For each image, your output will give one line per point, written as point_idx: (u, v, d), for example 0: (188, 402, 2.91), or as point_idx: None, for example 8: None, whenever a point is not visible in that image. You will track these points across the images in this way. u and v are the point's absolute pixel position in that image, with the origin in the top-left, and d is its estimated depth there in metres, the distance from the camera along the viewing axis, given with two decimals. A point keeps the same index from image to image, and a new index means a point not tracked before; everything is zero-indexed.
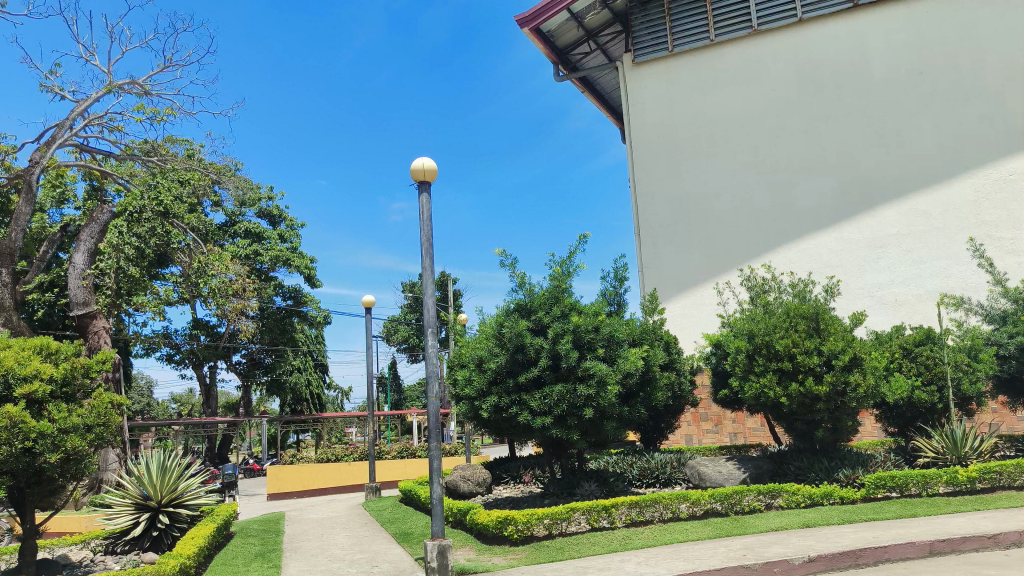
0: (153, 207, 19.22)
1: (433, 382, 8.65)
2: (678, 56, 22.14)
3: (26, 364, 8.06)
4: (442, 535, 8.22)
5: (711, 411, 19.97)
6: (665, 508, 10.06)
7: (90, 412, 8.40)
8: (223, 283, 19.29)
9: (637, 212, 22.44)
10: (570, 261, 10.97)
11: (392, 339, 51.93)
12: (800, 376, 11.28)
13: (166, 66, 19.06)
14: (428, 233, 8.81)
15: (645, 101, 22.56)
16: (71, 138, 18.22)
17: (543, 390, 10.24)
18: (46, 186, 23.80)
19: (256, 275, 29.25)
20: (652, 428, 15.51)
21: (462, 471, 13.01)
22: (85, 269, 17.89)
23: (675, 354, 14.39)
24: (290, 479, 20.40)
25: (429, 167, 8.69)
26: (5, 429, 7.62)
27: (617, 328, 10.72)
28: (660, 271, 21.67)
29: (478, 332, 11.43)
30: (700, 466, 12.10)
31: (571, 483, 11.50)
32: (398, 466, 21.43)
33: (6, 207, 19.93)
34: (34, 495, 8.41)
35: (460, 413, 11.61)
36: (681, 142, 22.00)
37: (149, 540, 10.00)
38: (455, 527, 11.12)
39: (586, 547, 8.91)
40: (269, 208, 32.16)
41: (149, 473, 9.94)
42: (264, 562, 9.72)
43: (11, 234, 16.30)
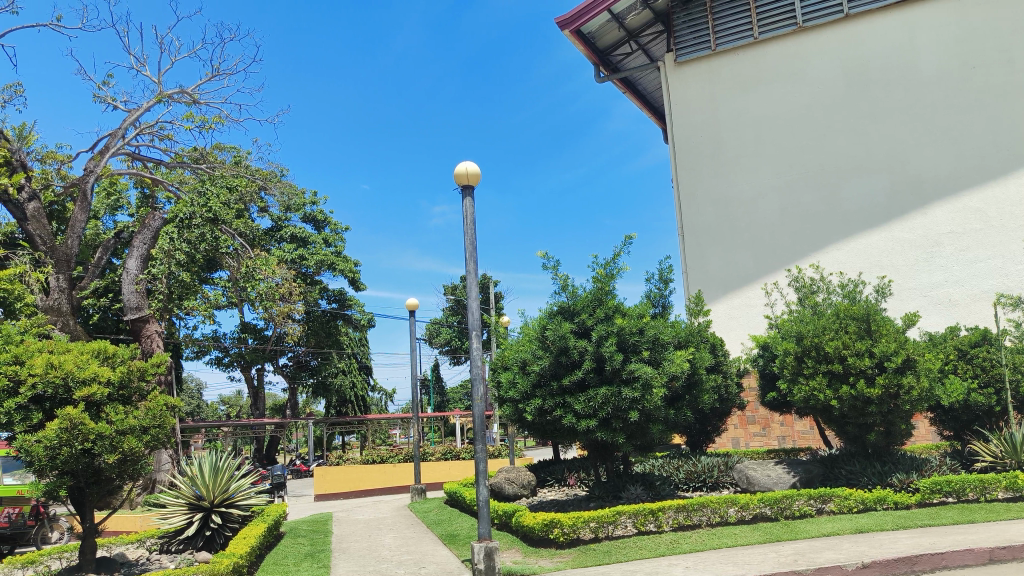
0: (202, 214, 19.18)
1: (478, 385, 8.68)
2: (721, 55, 21.90)
3: (86, 367, 8.32)
4: (488, 537, 8.26)
5: (758, 414, 19.67)
6: (713, 512, 9.96)
7: (145, 414, 8.62)
8: (270, 287, 19.65)
9: (681, 213, 22.26)
10: (613, 262, 10.94)
11: (434, 341, 52.25)
12: (851, 378, 11.07)
13: (214, 75, 19.50)
14: (472, 235, 8.86)
15: (688, 101, 22.37)
16: (123, 147, 18.74)
17: (588, 392, 10.22)
18: (100, 194, 24.54)
19: (301, 279, 29.70)
20: (699, 431, 15.38)
21: (507, 474, 12.98)
22: (138, 274, 18.44)
23: (722, 356, 14.23)
24: (335, 480, 20.64)
25: (472, 171, 8.77)
26: (65, 430, 7.90)
27: (662, 330, 10.62)
28: (705, 273, 21.48)
29: (521, 335, 11.46)
30: (748, 470, 12.00)
31: (617, 486, 11.49)
32: (442, 468, 21.56)
33: (63, 214, 20.60)
34: (93, 495, 8.65)
35: (505, 416, 11.64)
36: (725, 142, 21.75)
37: (202, 539, 10.22)
38: (501, 530, 11.18)
39: (634, 551, 8.87)
40: (314, 213, 32.64)
41: (202, 474, 10.16)
42: (313, 562, 9.87)
43: (68, 241, 16.83)
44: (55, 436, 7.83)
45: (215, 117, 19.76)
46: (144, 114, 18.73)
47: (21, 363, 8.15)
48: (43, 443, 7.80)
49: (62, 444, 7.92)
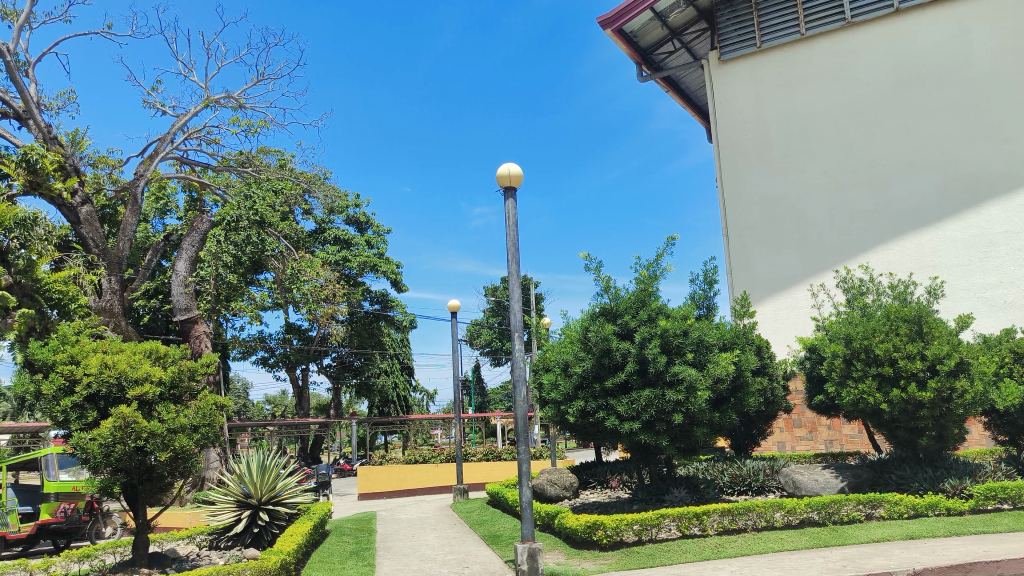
0: (249, 215, 19.71)
1: (519, 386, 8.69)
2: (766, 52, 21.62)
3: (138, 367, 8.53)
4: (532, 538, 8.26)
5: (805, 417, 19.33)
6: (759, 517, 9.82)
7: (195, 413, 8.82)
8: (315, 288, 19.95)
9: (726, 213, 22.02)
10: (656, 264, 10.88)
11: (475, 343, 52.46)
12: (901, 381, 10.83)
13: (259, 80, 19.85)
14: (514, 236, 8.88)
15: (732, 100, 22.15)
16: (172, 152, 19.17)
17: (631, 394, 10.16)
18: (150, 198, 25.14)
19: (345, 280, 30.04)
20: (743, 434, 15.19)
21: (549, 475, 12.97)
22: (186, 276, 18.87)
23: (767, 358, 14.01)
24: (378, 480, 20.85)
25: (514, 172, 8.79)
26: (119, 428, 8.14)
27: (707, 332, 10.52)
28: (751, 274, 21.22)
29: (563, 336, 11.44)
30: (795, 474, 11.80)
31: (660, 490, 11.43)
32: (484, 468, 21.62)
33: (115, 217, 21.10)
34: (146, 492, 8.87)
35: (547, 417, 11.63)
36: (770, 141, 21.46)
37: (250, 536, 10.41)
38: (543, 531, 11.17)
39: (679, 554, 8.79)
40: (357, 215, 33.02)
41: (250, 473, 10.34)
42: (359, 560, 9.98)
43: (119, 243, 17.34)
44: (109, 433, 8.07)
45: (261, 121, 20.10)
46: (193, 118, 19.14)
47: (77, 363, 8.38)
48: (98, 441, 8.04)
49: (116, 442, 8.15)
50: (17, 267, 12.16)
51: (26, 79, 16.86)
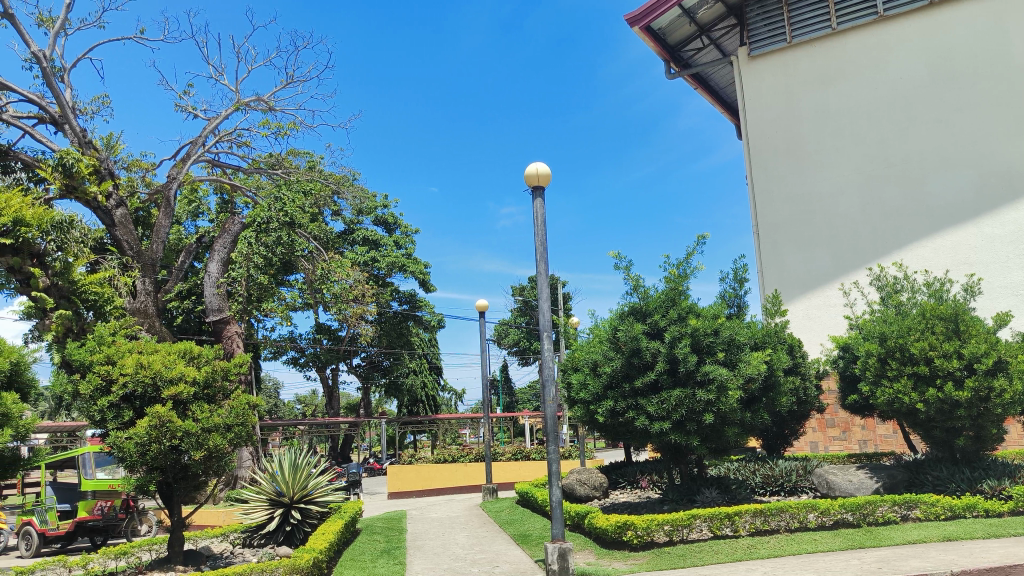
0: (279, 217, 19.87)
1: (549, 386, 8.67)
2: (797, 48, 21.38)
3: (173, 367, 8.66)
4: (562, 538, 8.25)
5: (838, 417, 19.08)
6: (793, 517, 9.71)
7: (228, 412, 8.92)
8: (344, 288, 20.06)
9: (756, 211, 21.84)
10: (686, 263, 10.81)
11: (503, 343, 52.54)
12: (938, 380, 10.63)
13: (288, 83, 20.02)
14: (542, 235, 8.87)
15: (763, 97, 21.95)
16: (204, 154, 19.42)
17: (661, 394, 10.10)
18: (182, 201, 25.53)
19: (374, 281, 30.22)
20: (775, 434, 15.04)
21: (578, 475, 12.92)
22: (219, 277, 19.09)
23: (800, 358, 13.84)
24: (408, 479, 21.01)
25: (542, 172, 8.78)
26: (155, 428, 8.28)
27: (738, 331, 10.42)
28: (782, 272, 21.01)
29: (592, 336, 11.40)
30: (829, 475, 11.65)
31: (691, 490, 11.35)
32: (513, 468, 21.64)
33: (149, 220, 21.41)
34: (180, 490, 9.00)
35: (576, 418, 11.60)
36: (801, 137, 21.20)
37: (283, 535, 10.52)
38: (573, 531, 11.14)
39: (711, 555, 8.73)
40: (385, 216, 33.22)
41: (282, 471, 10.44)
42: (390, 558, 10.05)
43: (153, 246, 17.59)
44: (145, 432, 8.21)
45: (291, 123, 20.29)
46: (224, 121, 19.37)
47: (113, 363, 8.53)
48: (134, 441, 8.19)
49: (152, 441, 8.29)
50: (54, 270, 12.25)
51: (61, 84, 17.16)
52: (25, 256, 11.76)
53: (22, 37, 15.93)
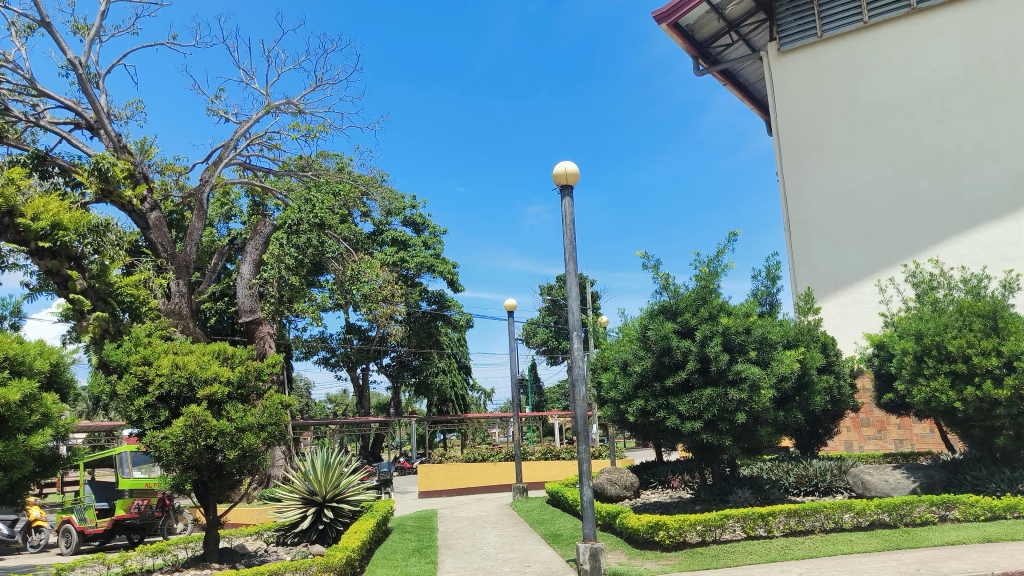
0: (310, 218, 19.98)
1: (579, 385, 8.65)
2: (828, 42, 21.09)
3: (207, 368, 8.78)
4: (594, 538, 8.23)
5: (873, 416, 18.83)
6: (827, 518, 9.58)
7: (262, 412, 9.02)
8: (374, 289, 20.15)
9: (788, 207, 21.63)
10: (717, 261, 10.72)
11: (531, 342, 52.56)
12: (976, 379, 10.42)
13: (317, 85, 20.17)
14: (571, 235, 8.85)
15: (794, 91, 21.71)
16: (235, 158, 19.66)
17: (692, 393, 10.02)
18: (215, 203, 25.88)
19: (403, 281, 30.36)
20: (809, 434, 14.85)
21: (609, 475, 12.87)
22: (251, 279, 19.39)
23: (833, 356, 13.66)
24: (439, 479, 21.15)
25: (571, 171, 8.77)
26: (191, 427, 8.42)
27: (770, 329, 10.32)
28: (815, 269, 20.77)
29: (622, 335, 11.36)
30: (864, 474, 11.43)
31: (724, 490, 11.24)
32: (543, 467, 21.63)
33: (182, 223, 21.73)
34: (216, 489, 9.13)
35: (607, 417, 11.56)
36: (833, 132, 20.94)
37: (316, 533, 10.61)
38: (604, 531, 11.11)
39: (744, 556, 8.66)
40: (414, 216, 33.37)
41: (315, 470, 10.55)
42: (421, 557, 10.09)
43: (186, 248, 17.83)
44: (181, 432, 8.34)
45: (320, 126, 20.45)
46: (255, 125, 19.59)
47: (150, 364, 8.67)
48: (170, 440, 8.33)
49: (188, 440, 8.43)
50: (90, 272, 12.40)
51: (97, 90, 17.49)
52: (63, 259, 11.98)
53: (58, 44, 16.26)
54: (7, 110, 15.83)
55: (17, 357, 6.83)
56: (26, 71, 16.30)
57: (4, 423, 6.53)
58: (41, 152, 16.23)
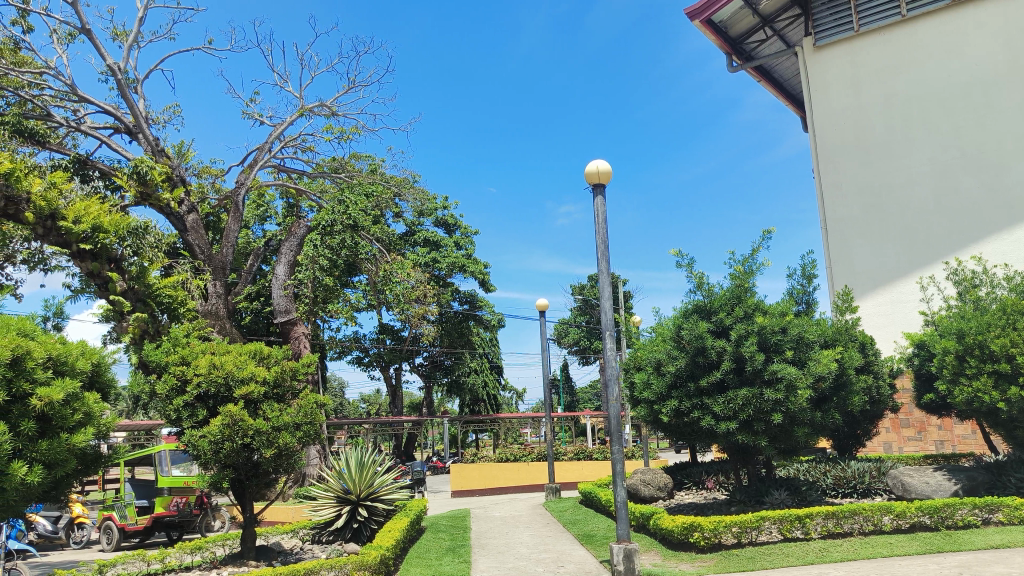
0: (343, 219, 20.23)
1: (612, 385, 8.59)
2: (865, 36, 20.77)
3: (244, 368, 8.90)
4: (627, 538, 8.19)
5: (913, 417, 18.49)
6: (866, 520, 9.40)
7: (297, 411, 9.13)
8: (406, 289, 20.19)
9: (824, 204, 21.35)
10: (752, 259, 10.60)
11: (563, 342, 52.50)
12: (1020, 379, 10.16)
13: (350, 88, 20.32)
14: (603, 234, 8.81)
15: (830, 87, 21.41)
16: (270, 160, 19.89)
17: (727, 394, 9.91)
18: (250, 205, 26.23)
19: (435, 281, 30.51)
20: (848, 435, 14.63)
21: (642, 475, 12.80)
22: (286, 280, 19.51)
23: (872, 356, 13.42)
24: (471, 477, 21.17)
25: (603, 169, 8.73)
26: (227, 426, 8.53)
27: (807, 328, 10.16)
28: (853, 268, 20.46)
29: (655, 335, 11.29)
30: (904, 476, 11.19)
31: (760, 491, 11.10)
32: (576, 468, 21.57)
33: (218, 225, 22.06)
34: (253, 487, 9.26)
35: (640, 417, 11.49)
36: (870, 128, 20.59)
37: (350, 531, 10.73)
38: (638, 532, 11.05)
39: (781, 558, 8.55)
40: (445, 217, 33.49)
41: (349, 469, 10.63)
42: (455, 557, 10.13)
43: (223, 250, 18.07)
44: (219, 431, 8.46)
45: (353, 128, 20.60)
46: (288, 127, 19.81)
47: (188, 363, 8.82)
48: (208, 438, 8.45)
49: (225, 439, 8.55)
50: (130, 274, 12.51)
51: (135, 95, 17.83)
52: (104, 261, 12.19)
53: (98, 50, 16.59)
54: (49, 116, 16.20)
55: (60, 357, 6.89)
56: (68, 77, 16.66)
57: (48, 421, 6.62)
58: (81, 156, 16.59)
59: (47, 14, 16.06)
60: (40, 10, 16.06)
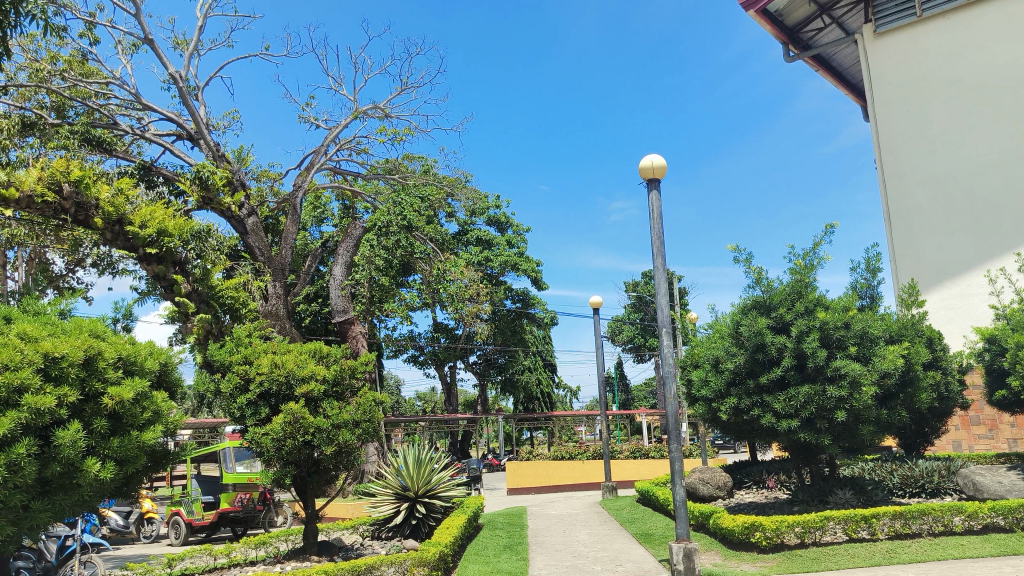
0: (398, 221, 20.30)
1: (669, 382, 8.47)
2: (927, 21, 20.12)
3: (304, 366, 9.05)
4: (687, 538, 8.09)
5: (983, 414, 17.89)
6: (936, 521, 9.10)
7: (356, 409, 9.26)
8: (460, 288, 20.26)
9: (887, 195, 20.79)
10: (812, 253, 10.40)
11: (617, 339, 52.27)
12: None
13: (403, 90, 20.52)
14: (659, 230, 8.72)
15: (891, 75, 20.80)
16: (326, 163, 20.21)
17: (788, 391, 9.71)
18: (308, 207, 26.75)
19: (488, 279, 30.66)
20: (915, 433, 14.22)
21: (701, 475, 12.61)
22: (343, 280, 19.80)
23: (940, 351, 13.00)
24: (526, 475, 21.21)
25: (658, 163, 8.64)
26: (289, 424, 8.72)
27: (871, 324, 9.90)
28: (917, 261, 19.88)
29: (713, 331, 11.14)
30: (975, 476, 10.76)
31: (824, 491, 10.84)
32: (632, 466, 21.43)
33: (277, 228, 22.56)
34: (314, 484, 9.44)
35: (699, 416, 11.33)
36: (934, 115, 19.93)
37: (409, 527, 10.79)
38: (698, 531, 10.92)
39: (846, 559, 8.35)
40: (497, 216, 33.60)
41: (407, 465, 10.79)
42: (513, 554, 10.15)
43: (282, 251, 18.43)
44: (281, 428, 8.66)
45: (406, 129, 20.76)
46: (343, 129, 20.08)
47: (250, 363, 9.03)
48: (271, 436, 8.65)
49: (287, 436, 8.74)
50: (194, 275, 12.80)
51: (196, 102, 18.31)
52: (168, 264, 12.42)
53: (160, 59, 17.08)
54: (115, 124, 16.73)
55: (130, 357, 7.09)
56: (132, 86, 17.20)
57: (119, 420, 6.81)
58: (146, 163, 17.11)
59: (112, 26, 16.61)
60: (105, 22, 16.60)
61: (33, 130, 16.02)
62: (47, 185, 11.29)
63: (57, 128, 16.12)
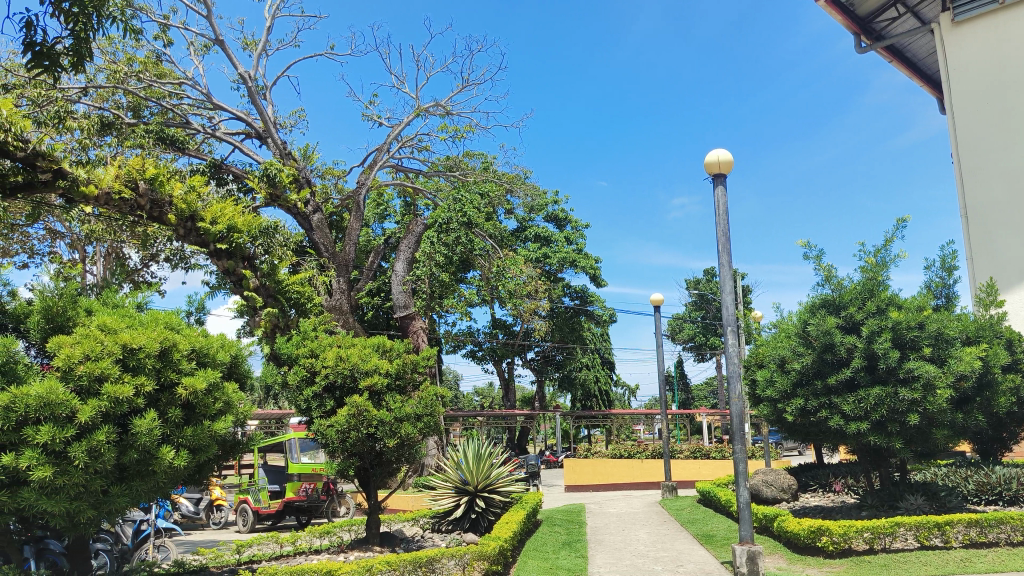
0: (458, 218, 20.30)
1: (733, 382, 8.32)
2: (1009, 9, 19.31)
3: (368, 360, 9.19)
4: (751, 541, 7.94)
5: None
6: (1015, 530, 8.73)
7: (418, 403, 9.38)
8: (519, 284, 20.21)
9: (963, 191, 20.05)
10: (885, 251, 10.11)
11: (676, 337, 51.69)
12: None
13: (465, 86, 20.66)
14: (724, 226, 8.59)
15: (969, 65, 20.02)
16: (389, 160, 20.50)
17: (858, 393, 9.43)
18: (371, 204, 27.19)
19: (546, 276, 30.61)
20: (992, 438, 13.66)
21: (764, 476, 12.42)
22: (404, 276, 20.38)
23: (1021, 354, 12.41)
24: (585, 473, 21.14)
25: (723, 159, 8.50)
26: (354, 417, 8.88)
27: (947, 324, 9.55)
28: (996, 259, 19.12)
29: (779, 331, 10.91)
30: None
31: (894, 496, 10.51)
32: (693, 467, 21.17)
33: (341, 224, 23.04)
34: (376, 476, 9.61)
35: (763, 417, 11.15)
36: (1015, 106, 19.09)
37: (469, 522, 10.91)
38: (761, 534, 10.74)
39: (917, 566, 8.10)
40: (556, 212, 33.55)
41: (467, 460, 10.90)
42: (572, 551, 10.15)
43: (346, 248, 18.78)
44: (345, 421, 8.83)
45: (467, 126, 20.90)
46: (405, 128, 20.32)
47: (316, 356, 9.22)
48: (336, 428, 8.84)
49: (351, 428, 8.91)
50: (261, 271, 12.96)
51: (264, 101, 18.78)
52: (238, 260, 12.69)
53: (230, 60, 17.57)
54: (188, 124, 17.29)
55: (202, 349, 7.30)
56: (203, 86, 17.74)
57: (192, 410, 7.05)
58: (216, 161, 17.64)
59: (185, 27, 17.17)
60: (178, 24, 17.14)
61: (111, 130, 16.62)
62: (124, 181, 11.36)
63: (132, 128, 16.72)
